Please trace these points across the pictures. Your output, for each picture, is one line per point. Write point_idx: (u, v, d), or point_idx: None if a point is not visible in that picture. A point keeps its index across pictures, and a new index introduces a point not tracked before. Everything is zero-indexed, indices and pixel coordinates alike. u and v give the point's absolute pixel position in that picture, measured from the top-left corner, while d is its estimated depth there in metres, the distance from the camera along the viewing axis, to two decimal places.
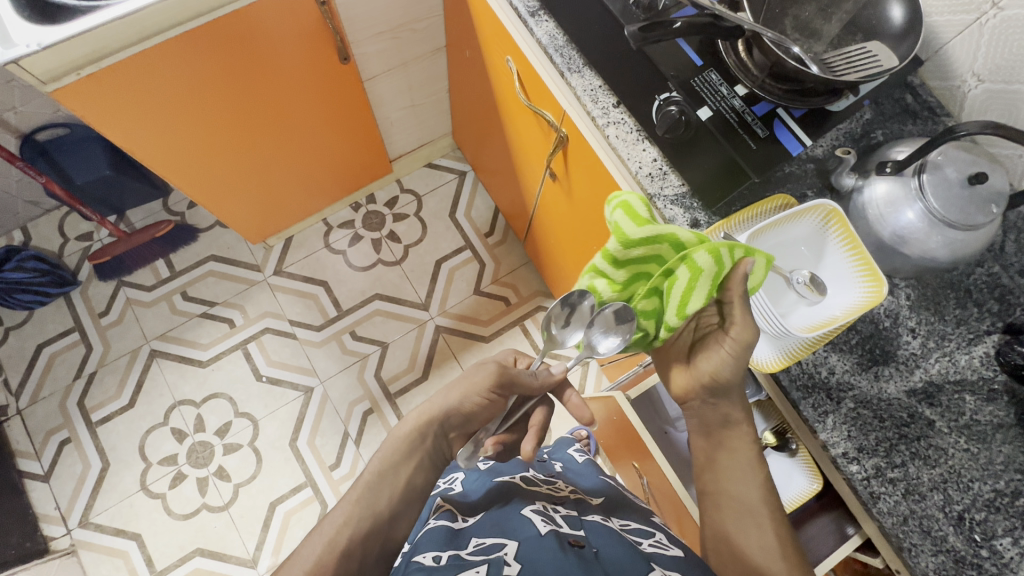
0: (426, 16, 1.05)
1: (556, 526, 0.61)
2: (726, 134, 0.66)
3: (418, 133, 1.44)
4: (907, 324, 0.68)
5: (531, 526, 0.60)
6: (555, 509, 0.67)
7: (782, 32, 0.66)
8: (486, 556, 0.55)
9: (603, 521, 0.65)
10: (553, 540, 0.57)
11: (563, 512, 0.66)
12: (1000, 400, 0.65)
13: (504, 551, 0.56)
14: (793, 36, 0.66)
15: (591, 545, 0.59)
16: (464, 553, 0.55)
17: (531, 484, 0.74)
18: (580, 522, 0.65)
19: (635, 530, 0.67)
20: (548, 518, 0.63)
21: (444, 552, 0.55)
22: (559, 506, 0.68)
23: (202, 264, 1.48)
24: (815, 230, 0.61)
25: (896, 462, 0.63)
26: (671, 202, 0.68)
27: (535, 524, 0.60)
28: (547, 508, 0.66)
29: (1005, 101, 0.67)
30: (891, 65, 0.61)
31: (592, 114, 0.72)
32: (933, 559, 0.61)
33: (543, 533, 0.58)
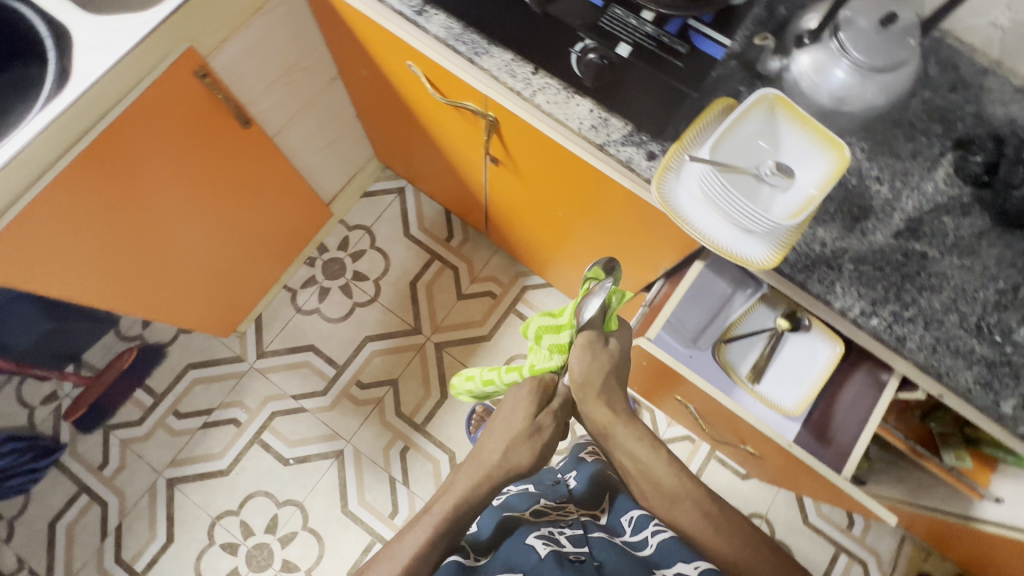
0: (310, 50, 1.01)
1: (556, 546, 0.71)
2: (651, 62, 0.68)
3: (343, 167, 1.40)
4: (871, 175, 0.71)
5: (533, 552, 0.70)
6: (560, 530, 0.76)
7: None
8: None
9: (604, 537, 0.76)
10: (551, 562, 0.67)
11: (567, 533, 0.76)
12: (974, 210, 0.70)
13: None
14: None
15: (593, 559, 0.71)
16: None
17: (540, 514, 0.82)
18: (584, 539, 0.75)
19: (638, 524, 0.78)
20: (549, 539, 0.73)
21: None
22: (564, 527, 0.78)
23: (182, 377, 1.42)
24: (764, 122, 0.62)
25: (907, 302, 0.66)
26: (623, 144, 0.68)
27: (536, 549, 0.70)
28: (552, 532, 0.76)
29: None
30: None
31: (516, 88, 0.71)
32: (971, 373, 0.65)
33: (543, 556, 0.68)
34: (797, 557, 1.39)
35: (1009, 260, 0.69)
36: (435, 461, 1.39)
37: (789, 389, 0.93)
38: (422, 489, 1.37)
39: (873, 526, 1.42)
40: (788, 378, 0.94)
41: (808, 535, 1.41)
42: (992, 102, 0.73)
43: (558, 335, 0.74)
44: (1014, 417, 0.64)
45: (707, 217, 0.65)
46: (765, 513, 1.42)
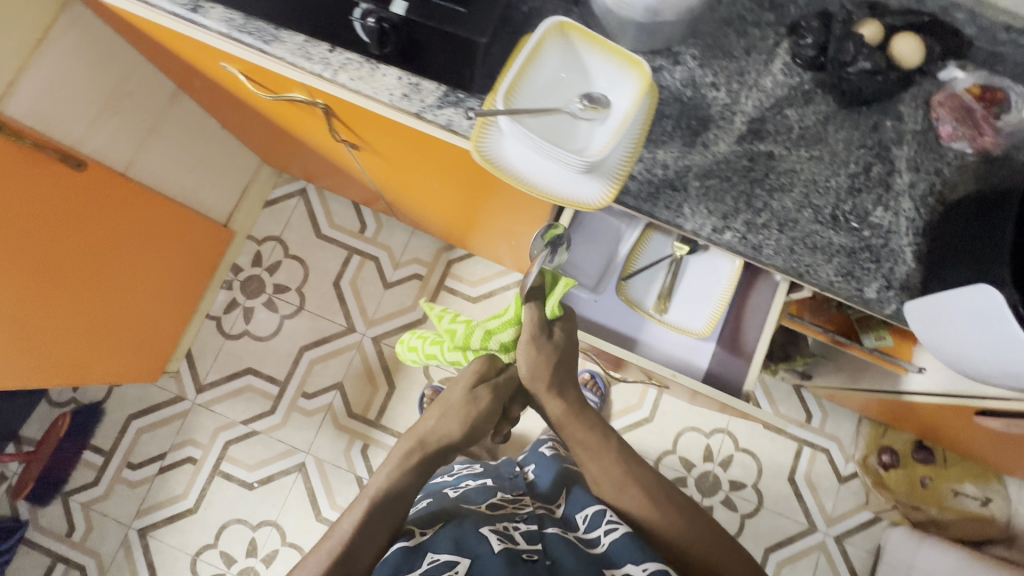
0: (128, 71, 0.96)
1: (510, 543, 0.71)
2: (434, 15, 0.57)
3: (228, 182, 1.34)
4: (707, 82, 0.67)
5: (485, 544, 0.70)
6: (515, 526, 0.76)
7: None
8: None
9: (559, 534, 0.75)
10: (503, 561, 0.68)
11: (523, 528, 0.76)
12: (816, 96, 0.67)
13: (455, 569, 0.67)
14: None
15: (547, 558, 0.71)
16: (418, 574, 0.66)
17: (495, 508, 0.81)
18: (539, 535, 0.75)
19: (592, 521, 0.78)
20: (505, 537, 0.72)
21: None
22: (519, 522, 0.77)
23: (126, 429, 1.39)
24: (563, 50, 0.57)
25: (758, 208, 0.64)
26: (439, 106, 0.64)
27: (490, 543, 0.71)
28: (506, 527, 0.75)
29: None
30: None
31: (317, 71, 0.66)
32: (831, 266, 0.64)
33: (496, 551, 0.69)
34: (762, 459, 1.43)
35: (857, 141, 0.66)
36: None
37: (696, 311, 0.93)
38: None
39: (830, 414, 1.45)
40: (694, 300, 0.93)
41: (770, 437, 1.44)
42: None
43: (504, 334, 0.80)
44: (879, 300, 0.63)
45: (534, 167, 0.61)
46: (726, 427, 1.45)
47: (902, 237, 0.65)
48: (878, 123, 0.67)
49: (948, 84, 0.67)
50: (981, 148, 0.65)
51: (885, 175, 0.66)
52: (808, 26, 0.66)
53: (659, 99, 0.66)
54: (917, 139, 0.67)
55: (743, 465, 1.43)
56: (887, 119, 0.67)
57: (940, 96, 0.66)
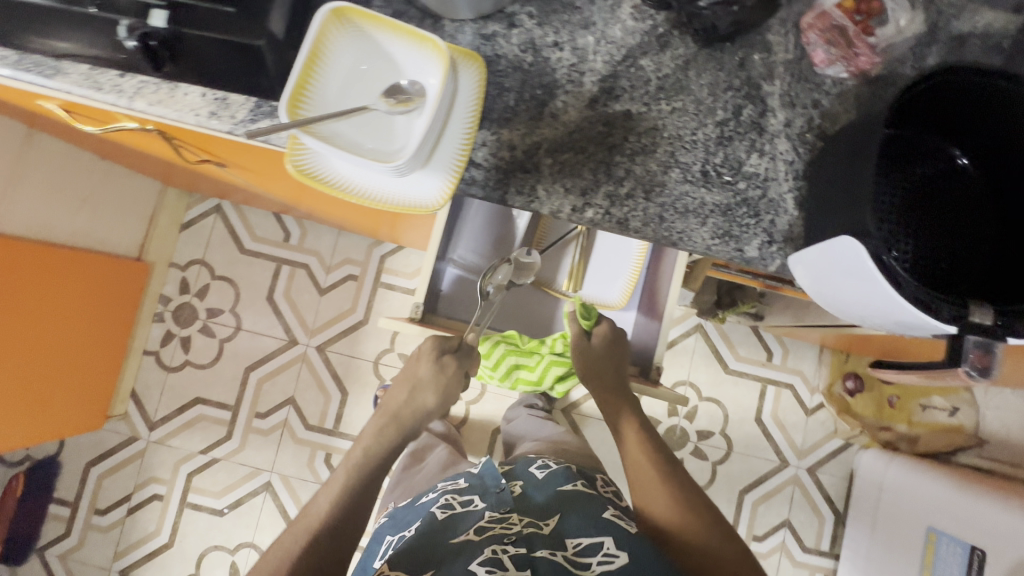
0: None
1: (501, 571, 0.60)
2: (203, 24, 0.50)
3: (129, 213, 1.27)
4: (548, 42, 0.59)
5: None
6: (504, 549, 0.64)
7: None
8: None
9: (553, 558, 0.64)
10: None
11: (512, 550, 0.64)
12: (672, 39, 0.60)
13: None
14: None
15: None
16: None
17: (482, 530, 0.69)
18: (528, 559, 0.63)
19: (587, 547, 0.65)
20: (494, 564, 0.61)
21: None
22: (509, 544, 0.65)
23: (87, 478, 1.38)
24: (355, 40, 0.50)
25: (620, 177, 0.58)
26: (252, 120, 0.57)
27: None
28: (496, 551, 0.63)
29: None
30: None
31: (112, 101, 0.58)
32: (707, 228, 0.58)
33: None
34: (727, 405, 1.41)
35: (723, 83, 0.60)
36: None
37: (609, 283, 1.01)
38: None
39: (791, 349, 1.43)
40: (604, 278, 1.01)
41: (732, 382, 1.42)
42: None
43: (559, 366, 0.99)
44: (761, 258, 0.58)
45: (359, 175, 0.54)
46: (687, 378, 1.42)
47: (782, 183, 0.59)
48: (745, 59, 0.60)
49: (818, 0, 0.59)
50: (858, 70, 0.59)
51: (757, 117, 0.59)
52: None
53: (497, 71, 0.59)
54: (790, 70, 0.60)
55: (709, 413, 1.42)
56: (754, 52, 0.60)
57: (809, 17, 0.59)
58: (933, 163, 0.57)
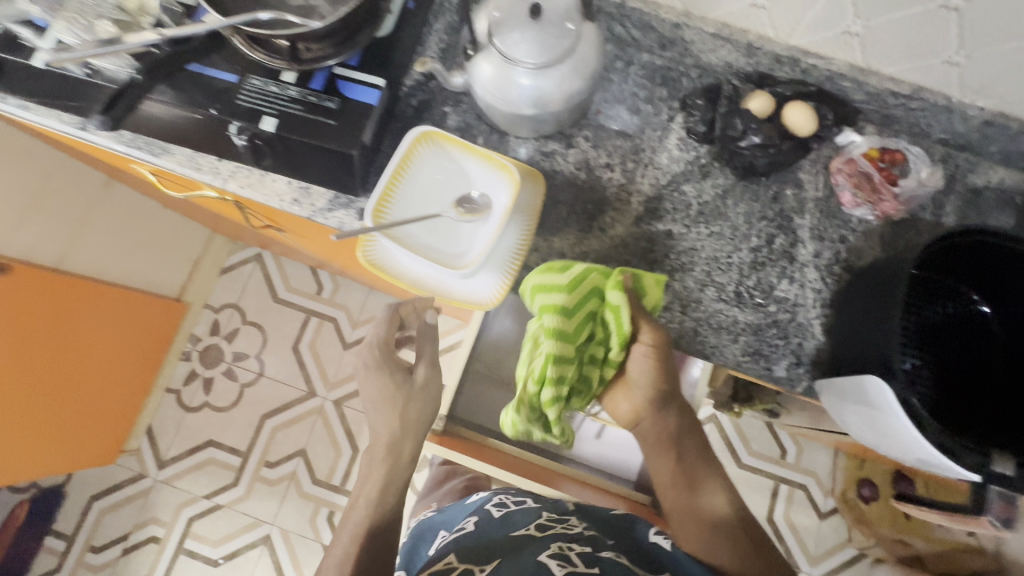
0: (56, 171, 0.97)
1: (570, 566, 0.56)
2: (304, 131, 0.56)
3: (178, 260, 1.34)
4: (601, 164, 0.66)
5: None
6: (571, 547, 0.61)
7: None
8: None
9: (616, 559, 0.60)
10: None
11: (579, 547, 0.60)
12: (713, 170, 0.66)
13: None
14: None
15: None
16: None
17: (542, 530, 0.66)
18: (596, 558, 0.59)
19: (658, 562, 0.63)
20: (564, 559, 0.58)
21: None
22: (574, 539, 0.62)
23: (88, 511, 1.37)
24: (438, 156, 0.57)
25: (659, 289, 0.63)
26: (330, 209, 0.64)
27: (549, 570, 0.56)
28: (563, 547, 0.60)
29: None
30: None
31: (208, 179, 0.66)
32: (738, 345, 0.62)
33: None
34: None
35: (758, 213, 0.65)
36: None
37: None
38: None
39: (805, 449, 1.42)
40: None
41: (745, 477, 1.40)
42: (704, 50, 0.65)
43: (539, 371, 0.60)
44: (788, 378, 0.62)
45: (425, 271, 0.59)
46: None
47: (810, 310, 0.63)
48: (778, 193, 0.66)
49: (847, 147, 0.66)
50: (883, 213, 0.64)
51: (788, 247, 0.64)
52: (696, 103, 0.66)
53: (553, 185, 0.65)
54: (819, 207, 0.65)
55: None
56: (787, 188, 0.66)
57: (838, 161, 0.65)
58: (953, 304, 0.61)
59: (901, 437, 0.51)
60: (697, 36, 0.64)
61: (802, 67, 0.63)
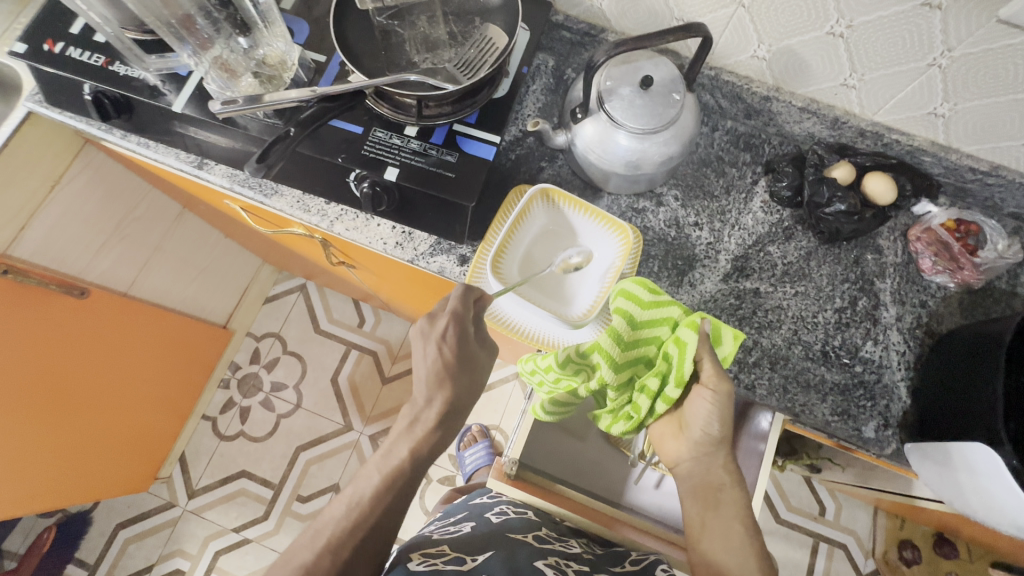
0: (140, 200, 1.00)
1: None
2: (424, 182, 0.60)
3: (229, 288, 1.36)
4: (689, 222, 0.69)
5: None
6: (568, 564, 0.65)
7: (407, 59, 0.60)
8: None
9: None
10: None
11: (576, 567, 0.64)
12: (796, 232, 0.69)
13: None
14: (421, 58, 0.60)
15: None
16: None
17: (541, 541, 0.69)
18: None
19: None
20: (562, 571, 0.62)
21: None
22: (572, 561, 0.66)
23: (113, 540, 1.34)
24: (551, 210, 0.60)
25: (748, 345, 0.65)
26: (432, 254, 0.67)
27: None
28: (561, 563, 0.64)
29: (640, 11, 0.67)
30: (505, 42, 0.59)
31: (314, 221, 0.69)
32: (827, 404, 0.63)
33: None
34: (778, 559, 1.35)
35: (841, 276, 0.68)
36: None
37: None
38: None
39: (844, 507, 1.40)
40: None
41: (784, 533, 1.37)
42: (788, 121, 0.70)
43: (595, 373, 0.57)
44: (877, 439, 0.63)
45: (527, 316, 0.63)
46: None
47: (895, 372, 0.65)
48: (859, 257, 0.69)
49: (923, 217, 0.70)
50: (963, 281, 0.66)
51: (872, 309, 0.67)
52: (784, 169, 0.69)
53: (645, 240, 0.68)
54: (900, 272, 0.68)
55: None
56: (867, 253, 0.69)
57: (916, 230, 0.69)
58: None
59: (997, 504, 0.54)
60: (785, 109, 0.68)
61: (885, 141, 0.67)
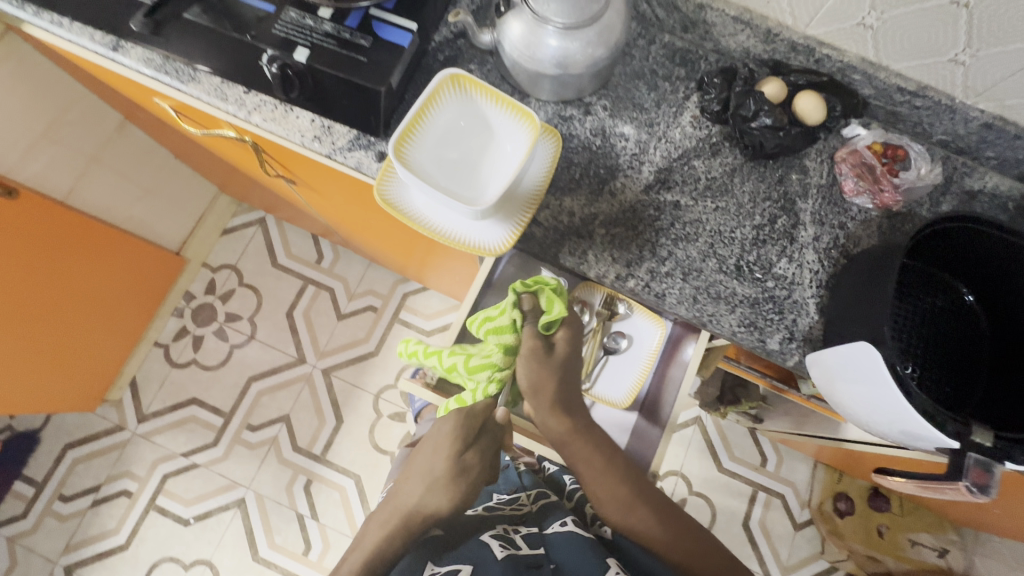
0: (73, 101, 0.98)
1: (513, 548, 0.68)
2: (334, 64, 0.58)
3: (181, 212, 1.34)
4: (616, 132, 0.68)
5: (488, 549, 0.66)
6: (515, 530, 0.73)
7: None
8: None
9: (564, 529, 0.71)
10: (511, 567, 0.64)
11: (523, 530, 0.72)
12: (723, 148, 0.68)
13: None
14: None
15: (549, 562, 0.67)
16: None
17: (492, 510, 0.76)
18: (539, 538, 0.71)
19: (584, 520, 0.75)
20: (507, 542, 0.69)
21: None
22: (519, 525, 0.74)
23: (61, 460, 1.35)
24: (462, 101, 0.58)
25: (663, 256, 0.65)
26: (350, 148, 0.65)
27: (492, 549, 0.66)
28: (507, 530, 0.72)
29: None
30: None
31: (232, 111, 0.67)
32: (735, 316, 0.64)
33: (501, 558, 0.64)
34: (715, 506, 1.39)
35: (763, 193, 0.68)
36: (341, 488, 1.35)
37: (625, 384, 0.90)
38: (333, 519, 1.34)
39: (786, 458, 1.43)
40: (620, 365, 0.91)
41: (724, 481, 1.41)
42: (723, 34, 0.68)
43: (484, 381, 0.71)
44: (781, 352, 0.63)
45: (439, 214, 0.62)
46: (680, 469, 1.42)
47: (806, 289, 0.65)
48: (783, 176, 0.68)
49: (851, 140, 0.69)
50: (883, 204, 0.66)
51: (790, 228, 0.67)
52: (713, 83, 0.68)
53: (570, 148, 0.67)
54: (823, 193, 0.68)
55: (698, 509, 1.39)
56: (792, 172, 0.68)
57: (843, 152, 0.68)
58: (942, 296, 0.63)
59: (845, 405, 0.58)
60: (719, 20, 0.67)
61: (817, 56, 0.66)
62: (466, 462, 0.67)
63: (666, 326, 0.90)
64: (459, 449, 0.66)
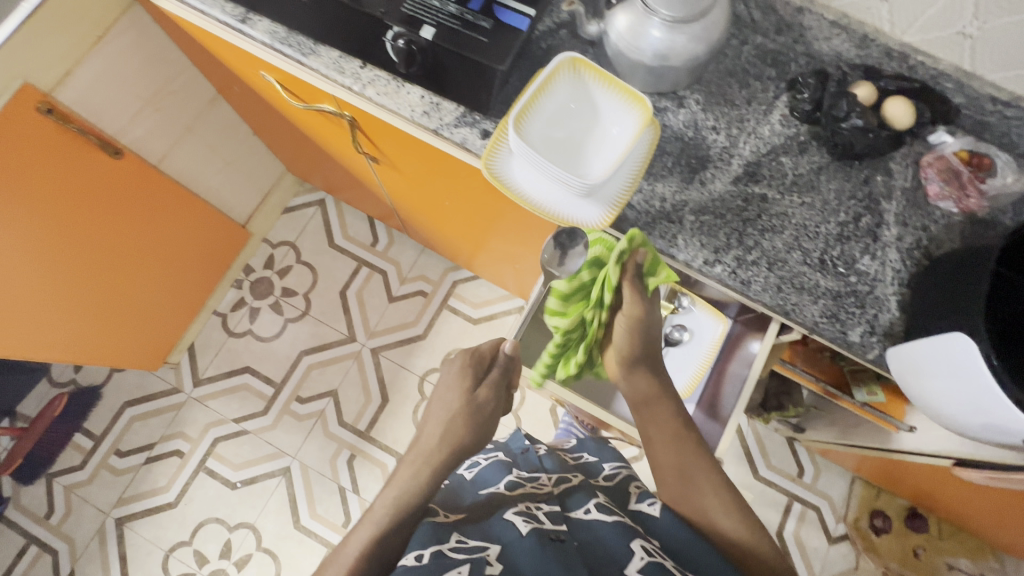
0: (177, 73, 1.03)
1: (537, 522, 0.60)
2: (457, 43, 0.62)
3: (251, 187, 1.40)
4: (707, 125, 0.71)
5: (513, 527, 0.59)
6: (538, 506, 0.65)
7: None
8: (468, 555, 0.55)
9: (589, 515, 0.64)
10: (534, 539, 0.57)
11: (546, 508, 0.65)
12: (811, 146, 0.71)
13: (486, 552, 0.56)
14: None
15: (575, 539, 0.60)
16: (446, 548, 0.56)
17: (514, 487, 0.71)
18: (564, 517, 0.64)
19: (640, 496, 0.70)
20: (531, 516, 0.61)
21: (426, 550, 0.56)
22: (542, 501, 0.67)
23: (119, 416, 1.41)
24: (574, 85, 0.63)
25: (749, 245, 0.67)
26: (456, 125, 0.69)
27: (516, 525, 0.59)
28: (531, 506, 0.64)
29: None
30: None
31: (347, 84, 0.71)
32: (817, 306, 0.66)
33: (526, 533, 0.58)
34: None
35: (849, 192, 0.70)
36: (383, 465, 1.38)
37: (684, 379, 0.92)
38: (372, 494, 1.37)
39: (823, 471, 1.43)
40: (679, 360, 0.93)
41: (760, 489, 1.41)
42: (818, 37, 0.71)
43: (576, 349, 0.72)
44: (861, 344, 0.65)
45: (542, 190, 0.65)
46: None
47: (888, 286, 0.67)
48: (869, 177, 0.70)
49: (937, 146, 0.70)
50: (967, 209, 0.68)
51: (874, 227, 0.69)
52: (806, 82, 0.70)
53: (662, 137, 0.70)
54: (906, 196, 0.70)
55: None
56: (878, 174, 0.70)
57: (929, 157, 0.70)
58: None
59: (935, 403, 0.60)
60: None
61: None
62: (478, 396, 0.76)
63: (726, 322, 0.91)
64: (472, 386, 0.76)
